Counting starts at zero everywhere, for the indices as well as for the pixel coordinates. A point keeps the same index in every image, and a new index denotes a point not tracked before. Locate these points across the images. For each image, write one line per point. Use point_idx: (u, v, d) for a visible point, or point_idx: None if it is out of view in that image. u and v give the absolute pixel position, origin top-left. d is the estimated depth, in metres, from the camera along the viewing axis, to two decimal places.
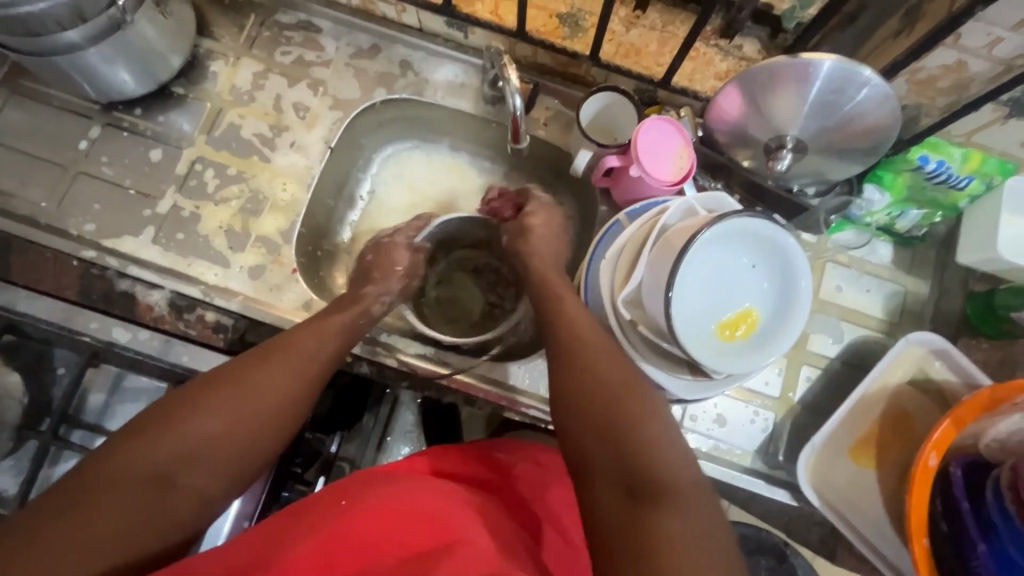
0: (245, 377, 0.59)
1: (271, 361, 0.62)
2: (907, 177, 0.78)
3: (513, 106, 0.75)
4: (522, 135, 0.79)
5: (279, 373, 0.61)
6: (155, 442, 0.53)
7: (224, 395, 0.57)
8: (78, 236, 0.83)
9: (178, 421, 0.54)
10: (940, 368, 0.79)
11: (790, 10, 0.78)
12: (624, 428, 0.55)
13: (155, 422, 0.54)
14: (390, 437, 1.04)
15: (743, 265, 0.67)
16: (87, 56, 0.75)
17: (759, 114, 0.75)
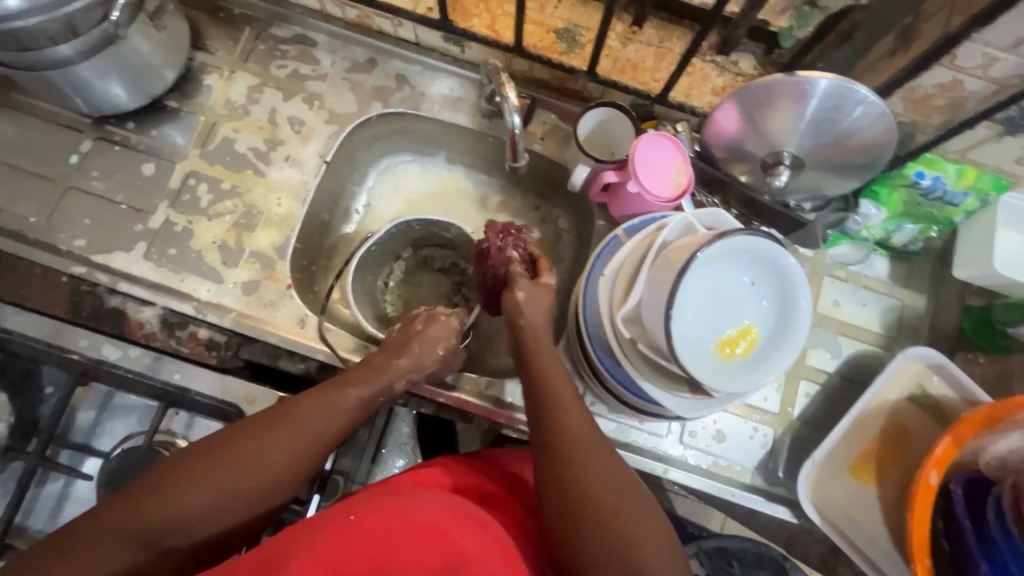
0: (247, 448, 0.59)
1: (294, 411, 0.62)
2: (903, 194, 0.79)
3: (513, 124, 0.74)
4: (521, 153, 0.78)
5: (281, 447, 0.60)
6: (170, 493, 0.55)
7: (238, 450, 0.58)
8: (67, 252, 0.82)
9: (189, 475, 0.56)
10: (938, 384, 0.79)
11: (788, 29, 0.78)
12: (614, 489, 0.57)
13: (169, 473, 0.56)
14: (385, 450, 1.02)
15: (742, 282, 0.67)
16: (80, 71, 0.74)
17: (756, 130, 0.76)
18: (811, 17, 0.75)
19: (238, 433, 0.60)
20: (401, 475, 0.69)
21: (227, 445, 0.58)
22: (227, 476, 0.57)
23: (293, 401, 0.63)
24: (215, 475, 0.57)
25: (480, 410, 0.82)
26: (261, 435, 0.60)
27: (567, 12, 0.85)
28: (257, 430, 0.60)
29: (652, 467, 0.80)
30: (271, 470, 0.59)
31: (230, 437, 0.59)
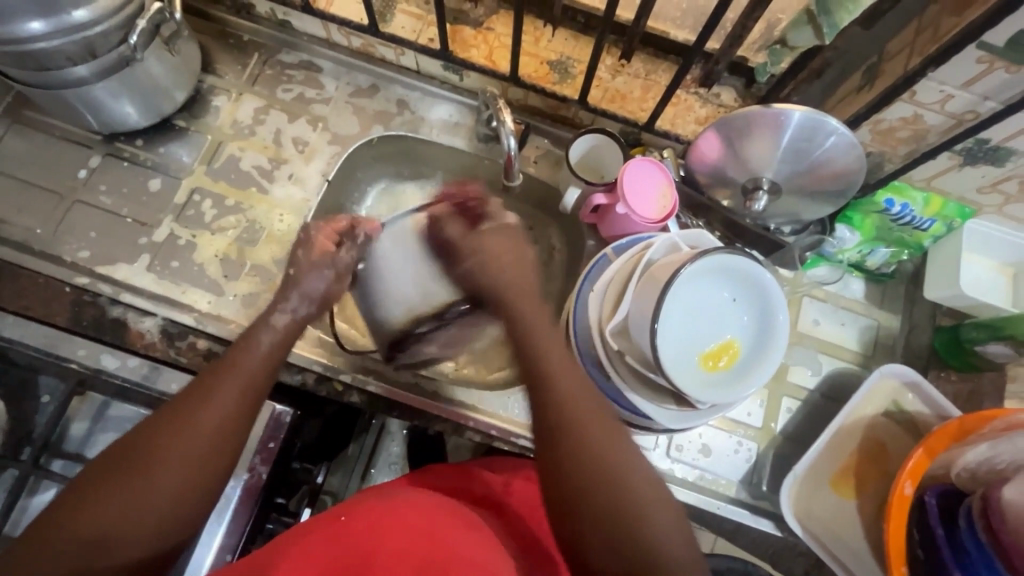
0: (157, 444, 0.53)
1: (214, 388, 0.58)
2: (875, 219, 0.84)
3: (507, 146, 0.78)
4: (515, 174, 0.82)
5: (193, 431, 0.55)
6: (98, 504, 0.50)
7: (163, 444, 0.53)
8: (72, 263, 0.84)
9: (116, 479, 0.51)
10: (913, 400, 0.83)
11: (762, 65, 0.84)
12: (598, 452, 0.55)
13: (94, 484, 0.51)
14: (374, 469, 1.06)
15: (724, 298, 0.70)
16: (94, 90, 0.78)
17: (736, 157, 0.80)
18: (782, 55, 0.81)
19: (158, 425, 0.55)
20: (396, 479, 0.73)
21: (151, 441, 0.53)
22: (156, 470, 0.52)
23: (210, 379, 0.59)
24: (144, 473, 0.52)
25: (472, 423, 0.83)
26: (184, 420, 0.55)
27: (560, 45, 0.91)
28: (177, 417, 0.55)
29: None
30: (206, 452, 0.55)
31: (150, 432, 0.54)
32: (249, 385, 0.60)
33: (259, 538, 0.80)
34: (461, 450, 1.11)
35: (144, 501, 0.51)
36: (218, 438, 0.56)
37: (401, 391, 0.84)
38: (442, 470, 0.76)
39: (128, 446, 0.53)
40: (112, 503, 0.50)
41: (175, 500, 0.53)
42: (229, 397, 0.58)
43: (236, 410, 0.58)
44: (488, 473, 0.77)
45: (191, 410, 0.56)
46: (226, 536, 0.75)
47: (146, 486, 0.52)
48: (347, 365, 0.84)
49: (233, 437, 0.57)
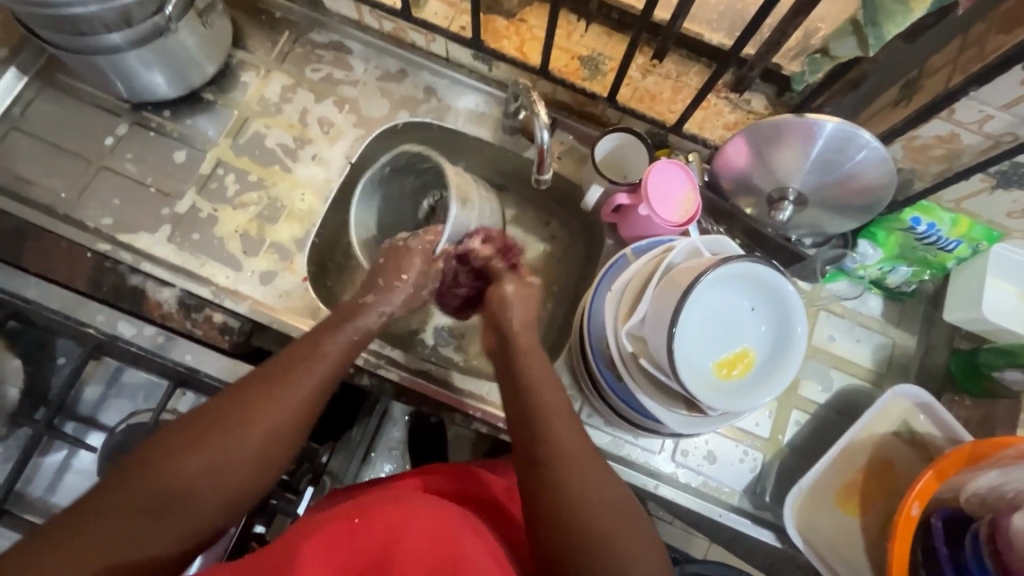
0: (271, 397, 0.61)
1: (271, 391, 0.61)
2: (899, 236, 0.84)
3: (540, 139, 0.77)
4: (547, 168, 0.80)
5: (296, 393, 0.63)
6: (170, 467, 0.55)
7: (220, 434, 0.58)
8: (94, 229, 0.84)
9: (213, 434, 0.58)
10: (923, 422, 0.82)
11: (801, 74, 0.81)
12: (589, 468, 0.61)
13: (212, 425, 0.58)
14: (374, 453, 1.05)
15: (743, 307, 0.69)
16: (127, 59, 0.78)
17: (764, 164, 0.79)
18: (821, 65, 0.77)
19: (213, 418, 0.59)
20: (399, 482, 0.73)
21: (200, 429, 0.58)
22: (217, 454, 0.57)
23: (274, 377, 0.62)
24: (232, 433, 0.58)
25: (477, 413, 0.84)
26: (239, 418, 0.59)
27: (592, 41, 0.90)
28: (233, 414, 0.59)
29: (643, 481, 0.82)
30: (263, 441, 0.60)
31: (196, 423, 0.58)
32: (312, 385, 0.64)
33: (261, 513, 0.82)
34: (462, 440, 1.12)
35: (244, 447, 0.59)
36: (311, 405, 0.64)
37: (411, 376, 0.84)
38: (447, 469, 0.77)
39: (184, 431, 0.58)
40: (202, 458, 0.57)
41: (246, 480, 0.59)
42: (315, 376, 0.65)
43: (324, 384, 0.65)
44: (488, 476, 0.78)
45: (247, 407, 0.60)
46: None
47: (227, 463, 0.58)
48: None
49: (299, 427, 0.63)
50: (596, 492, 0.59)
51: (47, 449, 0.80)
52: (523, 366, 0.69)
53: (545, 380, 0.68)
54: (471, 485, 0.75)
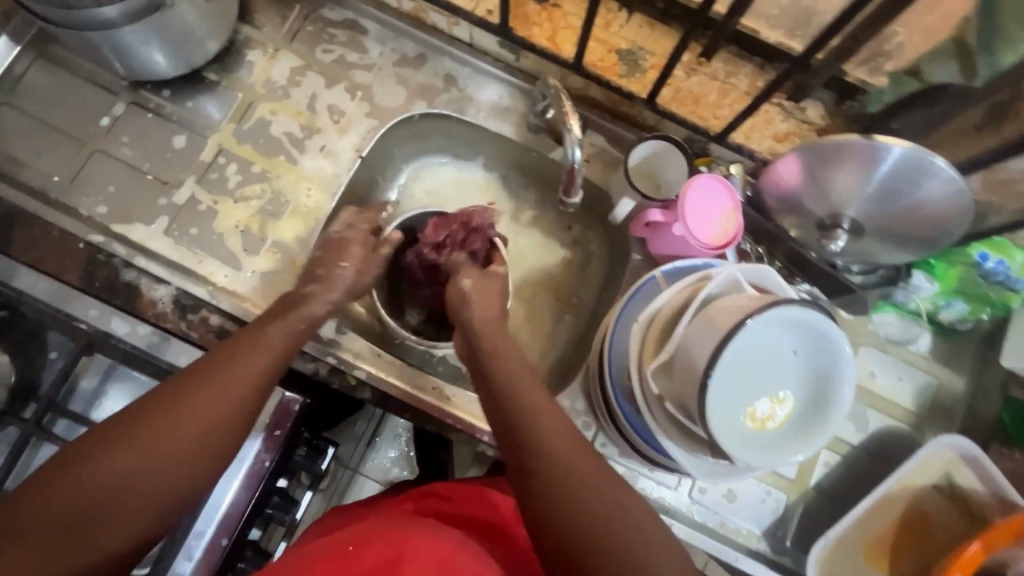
0: (188, 401, 0.55)
1: (194, 401, 0.55)
2: (961, 270, 0.76)
3: (570, 158, 0.70)
4: (575, 190, 0.75)
5: (217, 398, 0.56)
6: (71, 486, 0.49)
7: (133, 449, 0.51)
8: (88, 218, 0.79)
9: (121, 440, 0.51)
10: (968, 475, 0.75)
11: (877, 92, 0.74)
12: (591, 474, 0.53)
13: (117, 432, 0.52)
14: (379, 438, 1.17)
15: (785, 352, 0.62)
16: (122, 35, 0.71)
17: (818, 187, 0.71)
18: (908, 87, 0.70)
19: (152, 402, 0.54)
20: (395, 506, 0.70)
21: (110, 444, 0.51)
22: (133, 470, 0.51)
23: (198, 387, 0.56)
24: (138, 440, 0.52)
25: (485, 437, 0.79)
26: (157, 432, 0.52)
27: (633, 33, 0.81)
28: (153, 425, 0.53)
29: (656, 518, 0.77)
30: (187, 458, 0.53)
31: (105, 437, 0.51)
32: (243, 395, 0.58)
33: (258, 521, 0.80)
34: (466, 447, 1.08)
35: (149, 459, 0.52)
36: (236, 410, 0.57)
37: (414, 393, 0.79)
38: (449, 489, 0.74)
39: (88, 444, 0.51)
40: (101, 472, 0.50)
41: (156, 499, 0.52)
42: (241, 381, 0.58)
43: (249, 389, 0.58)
44: (491, 493, 0.73)
45: (168, 418, 0.53)
46: (224, 518, 0.75)
47: (134, 480, 0.51)
48: (362, 360, 0.80)
49: (217, 439, 0.55)
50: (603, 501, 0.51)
51: (38, 447, 0.75)
52: (507, 375, 0.62)
53: (532, 388, 0.60)
54: (472, 504, 0.71)
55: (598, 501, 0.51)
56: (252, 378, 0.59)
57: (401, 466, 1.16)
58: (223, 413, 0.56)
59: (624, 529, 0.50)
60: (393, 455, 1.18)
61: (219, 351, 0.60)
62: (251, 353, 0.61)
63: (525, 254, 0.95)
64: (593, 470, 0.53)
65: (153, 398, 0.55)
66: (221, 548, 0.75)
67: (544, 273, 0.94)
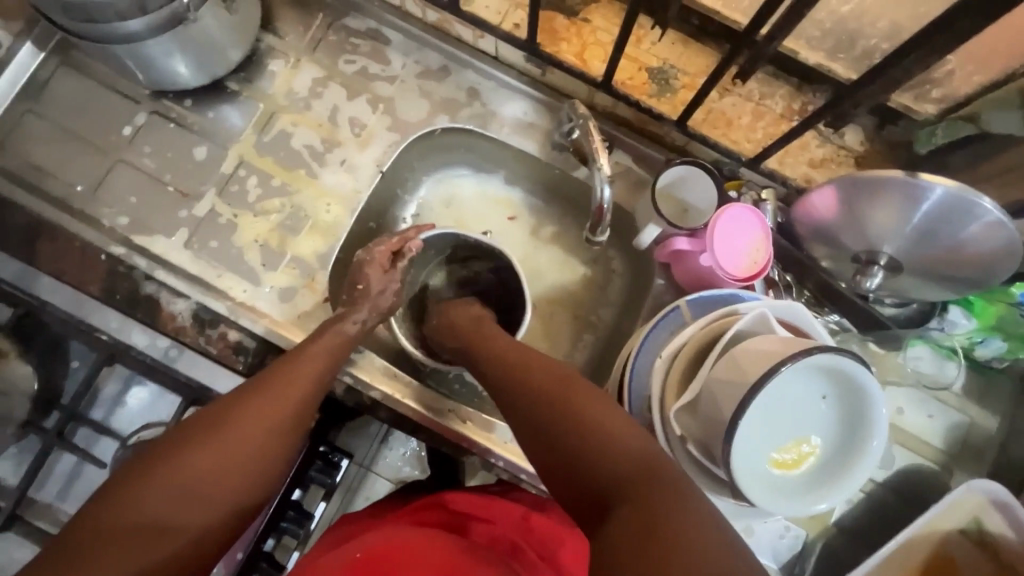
0: (254, 408, 0.58)
1: (248, 408, 0.57)
2: (1001, 308, 0.73)
3: (599, 195, 0.70)
4: (602, 227, 0.73)
5: (279, 404, 0.59)
6: (145, 492, 0.50)
7: (202, 454, 0.53)
8: (109, 229, 0.79)
9: (198, 442, 0.53)
10: (998, 521, 0.72)
11: (931, 131, 0.71)
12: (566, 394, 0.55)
13: (191, 437, 0.54)
14: (392, 437, 1.15)
15: (814, 398, 0.60)
16: (146, 48, 0.70)
17: (855, 221, 0.68)
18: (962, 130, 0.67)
19: (222, 410, 0.57)
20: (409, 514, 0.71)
21: (174, 449, 0.52)
22: (199, 473, 0.52)
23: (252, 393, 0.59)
24: (213, 442, 0.54)
25: (501, 461, 0.79)
26: (217, 435, 0.54)
27: (664, 50, 0.78)
28: (213, 432, 0.55)
29: None
30: (249, 463, 0.55)
31: (170, 444, 0.53)
32: (294, 402, 0.61)
33: (273, 534, 0.80)
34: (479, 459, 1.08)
35: (225, 461, 0.54)
36: (295, 416, 0.60)
37: (430, 415, 0.79)
38: (456, 498, 0.73)
39: (154, 452, 0.52)
40: (181, 472, 0.51)
41: (232, 501, 0.54)
42: (300, 389, 0.62)
43: (307, 396, 0.62)
44: (503, 502, 0.73)
45: (228, 423, 0.56)
46: (241, 529, 0.77)
47: (211, 481, 0.53)
48: (377, 380, 0.79)
49: (281, 445, 0.58)
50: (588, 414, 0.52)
51: (59, 454, 0.77)
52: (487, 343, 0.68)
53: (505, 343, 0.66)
54: (484, 513, 0.71)
55: (591, 428, 0.50)
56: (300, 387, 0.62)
57: (411, 465, 1.16)
58: (287, 419, 0.59)
59: (631, 450, 0.48)
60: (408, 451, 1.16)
61: (272, 367, 0.63)
62: (302, 363, 0.64)
63: (544, 272, 0.93)
64: (585, 404, 0.52)
65: (219, 406, 0.57)
66: (238, 560, 0.80)
67: (564, 292, 0.93)
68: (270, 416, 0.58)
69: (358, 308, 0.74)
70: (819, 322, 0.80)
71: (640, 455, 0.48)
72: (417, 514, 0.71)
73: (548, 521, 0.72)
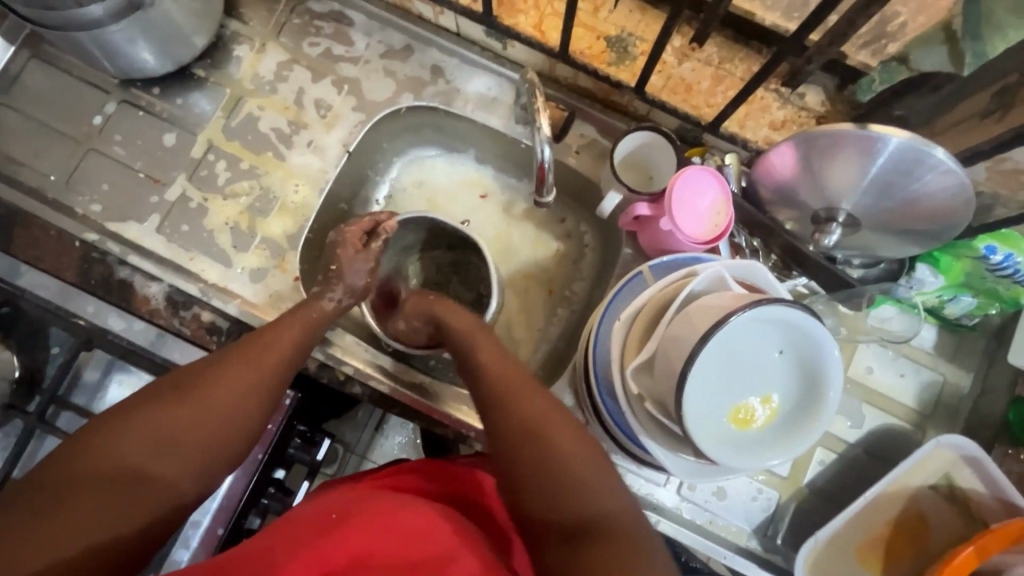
0: (225, 368, 0.58)
1: (221, 368, 0.58)
2: (967, 264, 0.73)
3: (541, 155, 0.71)
4: (547, 188, 0.75)
5: (250, 367, 0.60)
6: (115, 443, 0.51)
7: (171, 410, 0.54)
8: (83, 216, 0.81)
9: (168, 399, 0.55)
10: (969, 476, 0.73)
11: (869, 81, 0.71)
12: (556, 427, 0.58)
13: (163, 393, 0.55)
14: (386, 426, 1.17)
15: (770, 353, 0.60)
16: (108, 35, 0.71)
17: (813, 179, 0.68)
18: (898, 74, 0.67)
19: (196, 370, 0.58)
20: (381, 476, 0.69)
21: (144, 405, 0.54)
22: (166, 427, 0.53)
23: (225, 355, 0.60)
24: (181, 398, 0.55)
25: (473, 433, 0.81)
26: (188, 392, 0.56)
27: (622, 18, 0.78)
28: (184, 389, 0.56)
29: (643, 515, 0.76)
30: (219, 420, 0.56)
31: (140, 400, 0.54)
32: (269, 365, 0.61)
33: (253, 512, 0.80)
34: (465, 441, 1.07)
35: (193, 416, 0.55)
36: (267, 378, 0.60)
37: (402, 390, 0.80)
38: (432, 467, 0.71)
39: (125, 406, 0.54)
40: (148, 425, 0.53)
41: (200, 456, 0.55)
42: (274, 353, 0.62)
43: (282, 362, 0.62)
44: (476, 472, 0.72)
45: (200, 382, 0.57)
46: (219, 508, 0.77)
47: (180, 435, 0.54)
48: (349, 355, 0.81)
49: (253, 405, 0.59)
50: (575, 463, 0.55)
51: (43, 438, 0.76)
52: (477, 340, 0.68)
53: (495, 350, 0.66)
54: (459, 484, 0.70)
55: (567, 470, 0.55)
56: (275, 352, 0.63)
57: (407, 452, 1.18)
58: (256, 378, 0.59)
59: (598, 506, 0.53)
60: (402, 441, 1.18)
61: (249, 333, 0.64)
62: (279, 331, 0.65)
63: (517, 248, 0.94)
64: (568, 456, 0.55)
65: (194, 367, 0.59)
66: (218, 536, 0.76)
67: (536, 266, 0.93)
68: (243, 377, 0.59)
69: (332, 288, 0.74)
70: (788, 286, 0.80)
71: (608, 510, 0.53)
72: (393, 478, 0.68)
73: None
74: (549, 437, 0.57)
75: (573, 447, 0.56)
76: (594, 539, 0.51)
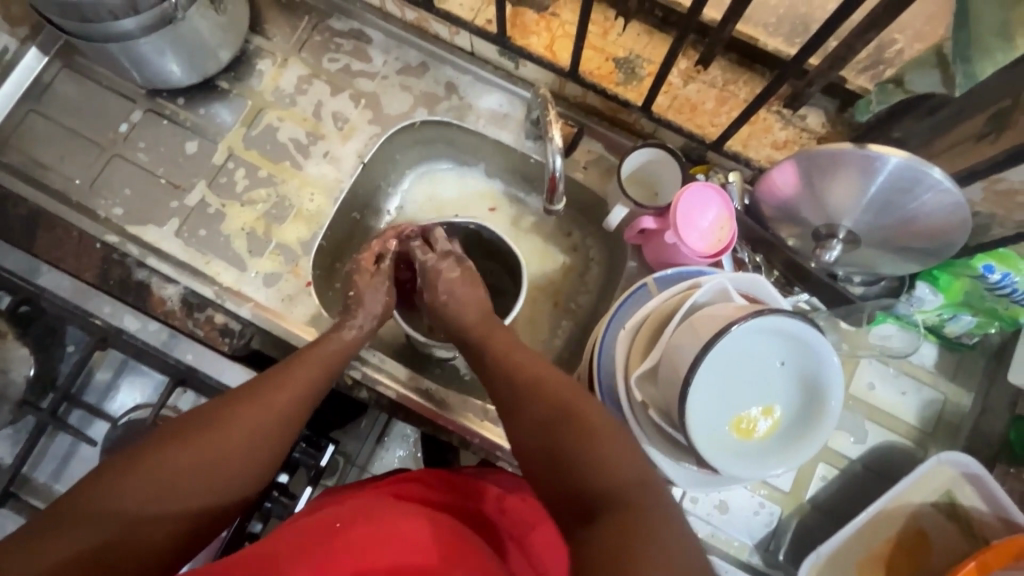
0: (239, 410, 0.58)
1: (232, 413, 0.58)
2: (966, 282, 0.74)
3: (552, 165, 0.73)
4: (559, 197, 0.76)
5: (263, 410, 0.59)
6: (125, 483, 0.50)
7: (182, 451, 0.53)
8: (105, 219, 0.84)
9: (180, 440, 0.54)
10: (970, 493, 0.73)
11: (867, 101, 0.73)
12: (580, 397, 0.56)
13: (176, 434, 0.55)
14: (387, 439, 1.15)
15: (772, 363, 0.61)
16: (138, 47, 0.74)
17: (813, 196, 0.70)
18: (893, 96, 0.69)
19: (210, 412, 0.57)
20: (382, 485, 0.68)
21: (156, 446, 0.53)
22: (178, 468, 0.53)
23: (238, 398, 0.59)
24: (193, 441, 0.54)
25: (477, 439, 0.81)
26: (202, 435, 0.55)
27: (630, 40, 0.81)
28: (199, 430, 0.55)
29: None
30: (229, 464, 0.56)
31: (154, 440, 0.54)
32: (283, 410, 0.61)
33: (256, 515, 0.80)
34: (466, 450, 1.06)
35: (204, 459, 0.54)
36: (280, 421, 0.60)
37: (407, 394, 0.81)
38: (427, 475, 0.71)
39: (139, 445, 0.53)
40: (159, 466, 0.52)
41: (208, 498, 0.54)
42: (288, 395, 0.62)
43: (295, 404, 0.62)
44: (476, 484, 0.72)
45: (212, 424, 0.56)
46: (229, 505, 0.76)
47: (190, 477, 0.53)
48: (358, 360, 0.82)
49: (263, 449, 0.58)
50: (594, 433, 0.52)
51: (53, 435, 0.79)
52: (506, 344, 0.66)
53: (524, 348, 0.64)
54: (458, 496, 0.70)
55: (587, 435, 0.52)
56: (290, 396, 0.62)
57: (407, 465, 1.16)
58: (268, 423, 0.59)
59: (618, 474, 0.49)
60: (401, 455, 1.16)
61: (264, 374, 0.63)
62: (294, 371, 0.65)
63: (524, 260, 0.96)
64: (587, 419, 0.53)
65: (208, 407, 0.58)
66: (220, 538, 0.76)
67: (543, 278, 0.95)
68: (257, 419, 0.58)
69: (352, 316, 0.74)
70: (791, 301, 0.81)
71: (625, 483, 0.48)
72: (395, 488, 0.68)
73: (524, 503, 0.70)
74: (572, 411, 0.54)
75: (598, 422, 0.53)
76: (609, 515, 0.46)
